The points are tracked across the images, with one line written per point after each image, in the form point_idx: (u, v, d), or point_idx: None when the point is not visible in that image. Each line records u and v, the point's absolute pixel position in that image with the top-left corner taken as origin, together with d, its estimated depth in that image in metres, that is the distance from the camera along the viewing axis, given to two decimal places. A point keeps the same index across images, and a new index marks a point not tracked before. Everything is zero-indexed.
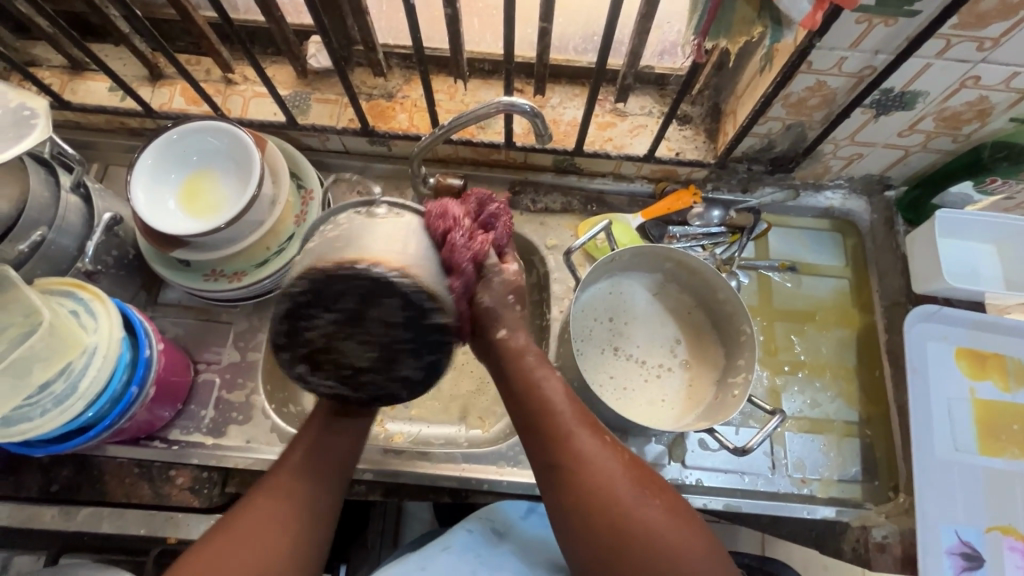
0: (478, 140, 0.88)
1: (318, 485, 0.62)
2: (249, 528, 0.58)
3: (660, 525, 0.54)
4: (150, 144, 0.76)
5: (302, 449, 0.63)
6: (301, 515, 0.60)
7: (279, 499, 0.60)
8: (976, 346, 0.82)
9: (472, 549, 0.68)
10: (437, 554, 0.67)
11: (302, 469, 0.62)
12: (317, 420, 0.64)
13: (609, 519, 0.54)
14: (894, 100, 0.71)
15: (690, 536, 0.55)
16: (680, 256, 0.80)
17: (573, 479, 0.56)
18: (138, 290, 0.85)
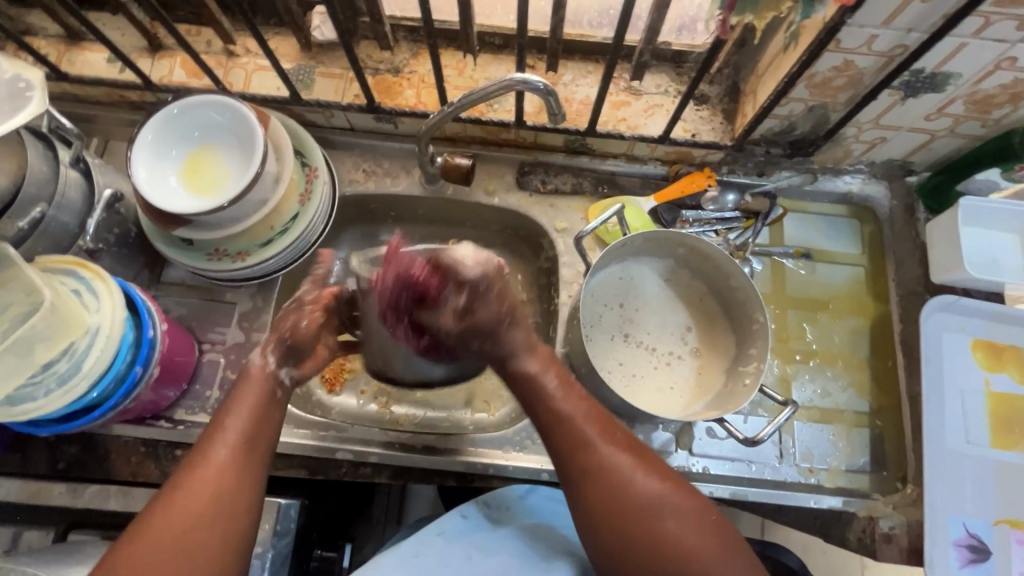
0: (487, 118, 0.85)
1: (252, 457, 0.60)
2: (185, 507, 0.55)
3: (676, 513, 0.57)
4: (149, 119, 0.74)
5: (237, 421, 0.61)
6: (240, 487, 0.58)
7: (215, 472, 0.57)
8: (993, 338, 0.81)
9: (467, 535, 0.65)
10: (433, 539, 0.64)
11: (237, 442, 0.59)
12: (248, 392, 0.63)
13: (627, 510, 0.57)
14: (924, 81, 0.68)
15: (701, 526, 0.57)
16: (693, 241, 0.78)
17: (590, 473, 0.59)
18: (142, 268, 0.84)
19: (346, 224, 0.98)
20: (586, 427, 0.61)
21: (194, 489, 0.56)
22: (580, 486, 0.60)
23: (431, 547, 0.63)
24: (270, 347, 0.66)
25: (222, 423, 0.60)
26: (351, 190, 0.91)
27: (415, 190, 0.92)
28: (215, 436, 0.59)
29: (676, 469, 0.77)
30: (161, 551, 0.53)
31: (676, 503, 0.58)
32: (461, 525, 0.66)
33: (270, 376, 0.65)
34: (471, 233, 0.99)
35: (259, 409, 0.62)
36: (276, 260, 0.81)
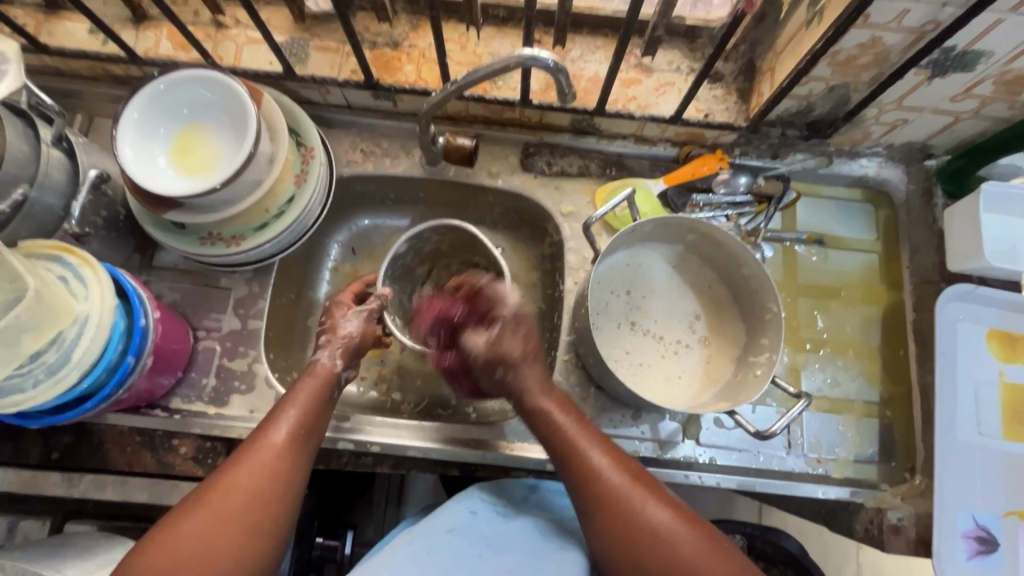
0: (491, 96, 0.81)
1: (304, 452, 0.61)
2: (235, 491, 0.56)
3: (691, 550, 0.55)
4: (135, 96, 0.70)
5: (297, 411, 0.62)
6: (288, 480, 0.59)
7: (269, 461, 0.58)
8: (1008, 328, 0.79)
9: (478, 530, 0.63)
10: (443, 535, 0.62)
11: (294, 432, 0.60)
12: (311, 383, 0.65)
13: (641, 544, 0.56)
14: (954, 60, 0.64)
15: (719, 561, 0.55)
16: (705, 227, 0.75)
17: (602, 506, 0.58)
18: (132, 253, 0.81)
19: (343, 206, 0.94)
20: (596, 459, 0.60)
21: (246, 475, 0.57)
22: (591, 519, 0.58)
23: (441, 544, 0.61)
24: (339, 351, 0.69)
25: (282, 410, 0.62)
26: (349, 171, 0.88)
27: (416, 172, 0.88)
28: (274, 424, 0.61)
29: (682, 459, 0.76)
30: (207, 535, 0.54)
31: (692, 540, 0.56)
32: (470, 520, 0.64)
33: (336, 372, 0.67)
34: (473, 216, 0.96)
35: (318, 402, 0.64)
36: (273, 244, 0.78)
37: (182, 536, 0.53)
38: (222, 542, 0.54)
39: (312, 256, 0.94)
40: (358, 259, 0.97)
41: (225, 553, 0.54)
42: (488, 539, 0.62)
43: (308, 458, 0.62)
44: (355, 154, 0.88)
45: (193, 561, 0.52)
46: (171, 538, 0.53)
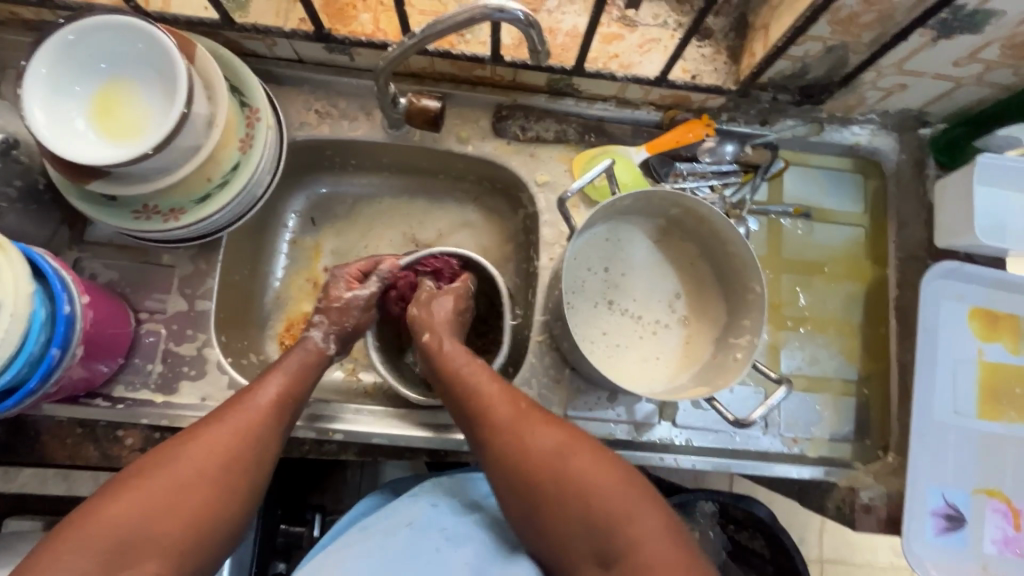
0: (459, 51, 0.73)
1: (282, 419, 0.59)
2: (200, 448, 0.53)
3: (624, 503, 0.53)
4: (41, 46, 0.60)
5: (277, 379, 0.61)
6: (259, 444, 0.56)
7: (240, 421, 0.56)
8: (991, 306, 0.77)
9: (436, 523, 0.61)
10: (399, 529, 0.60)
11: (272, 396, 0.59)
12: (295, 355, 0.65)
13: (573, 499, 0.54)
14: (963, 20, 0.59)
15: (641, 508, 0.53)
16: (688, 202, 0.70)
17: (508, 460, 0.58)
18: (59, 226, 0.72)
19: (300, 173, 0.86)
20: (529, 425, 0.59)
21: (214, 431, 0.54)
22: (510, 482, 0.57)
23: (397, 535, 0.59)
24: (331, 332, 0.69)
25: (263, 380, 0.60)
26: (302, 134, 0.80)
27: (377, 136, 0.81)
28: (250, 388, 0.59)
29: (658, 442, 0.74)
30: (161, 494, 0.50)
31: (627, 497, 0.54)
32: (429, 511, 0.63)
33: (326, 353, 0.67)
34: (443, 185, 0.90)
35: (302, 372, 0.63)
36: (218, 218, 0.71)
37: (136, 491, 0.49)
38: (183, 499, 0.50)
39: (267, 229, 0.86)
40: (319, 230, 0.90)
41: (185, 511, 0.50)
42: (446, 531, 0.60)
43: (286, 428, 0.59)
44: (309, 115, 0.79)
45: (147, 520, 0.48)
46: (120, 496, 0.49)
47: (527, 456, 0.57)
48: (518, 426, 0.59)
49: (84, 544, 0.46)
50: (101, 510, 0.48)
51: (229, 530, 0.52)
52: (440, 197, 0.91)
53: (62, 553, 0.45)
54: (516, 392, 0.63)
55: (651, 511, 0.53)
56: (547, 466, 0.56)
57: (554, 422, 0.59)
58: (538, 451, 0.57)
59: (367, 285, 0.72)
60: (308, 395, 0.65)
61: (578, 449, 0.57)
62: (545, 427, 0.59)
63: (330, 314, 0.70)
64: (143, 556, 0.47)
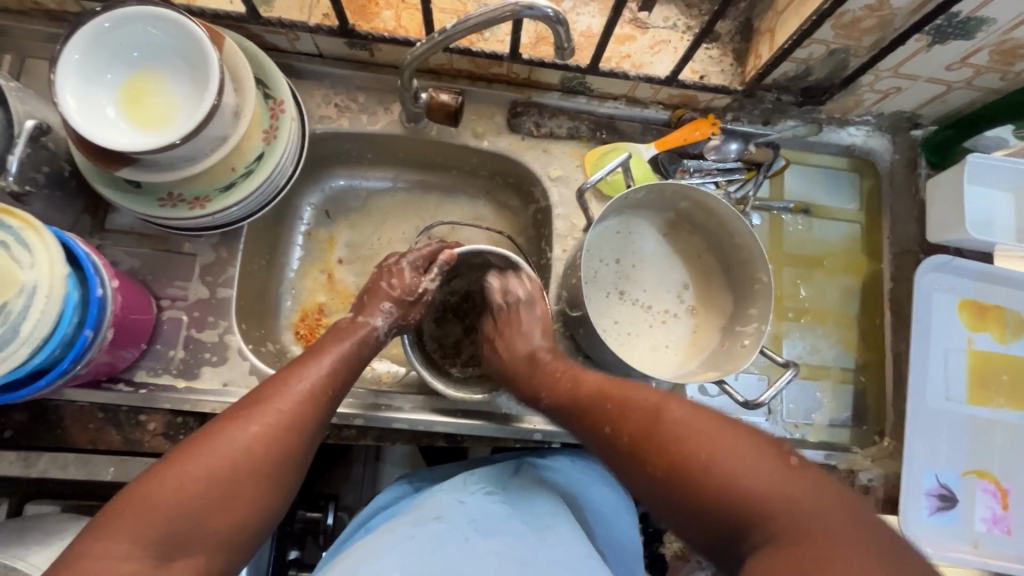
0: (478, 49, 0.75)
1: (328, 403, 0.60)
2: (251, 432, 0.53)
3: (763, 480, 0.45)
4: (75, 34, 0.61)
5: (323, 364, 0.62)
6: (308, 428, 0.57)
7: (291, 406, 0.56)
8: (979, 298, 0.81)
9: (466, 515, 0.63)
10: (428, 521, 0.62)
11: (322, 381, 0.60)
12: (344, 338, 0.66)
13: (697, 474, 0.47)
14: (957, 27, 0.63)
15: (786, 483, 0.45)
16: (699, 195, 0.73)
17: (627, 435, 0.54)
18: (81, 214, 0.73)
19: (316, 166, 0.88)
20: (631, 394, 0.57)
21: (267, 414, 0.55)
22: (631, 459, 0.53)
23: (425, 527, 0.61)
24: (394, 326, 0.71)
25: (310, 364, 0.61)
26: (321, 127, 0.81)
27: (395, 130, 0.83)
28: (299, 372, 0.59)
29: None
30: (207, 478, 0.49)
31: (765, 475, 0.45)
32: (455, 505, 0.65)
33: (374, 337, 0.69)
34: (456, 180, 0.92)
35: (348, 355, 0.64)
36: (240, 208, 0.72)
37: (185, 474, 0.49)
38: (233, 487, 0.51)
39: (283, 221, 0.88)
40: (334, 223, 0.91)
41: (239, 495, 0.51)
42: (475, 521, 0.62)
43: (331, 411, 0.61)
44: (328, 109, 0.81)
45: (197, 508, 0.48)
46: (168, 475, 0.49)
47: (636, 431, 0.53)
48: (619, 412, 0.56)
49: (135, 527, 0.46)
50: (151, 490, 0.48)
51: (275, 513, 0.54)
52: (452, 192, 0.93)
53: (115, 536, 0.45)
54: (619, 381, 0.61)
55: (804, 484, 0.44)
56: (652, 443, 0.51)
57: (659, 399, 0.54)
58: (644, 425, 0.53)
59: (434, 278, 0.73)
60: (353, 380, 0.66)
61: (683, 417, 0.51)
62: (645, 401, 0.55)
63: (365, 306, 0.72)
64: (190, 547, 0.48)
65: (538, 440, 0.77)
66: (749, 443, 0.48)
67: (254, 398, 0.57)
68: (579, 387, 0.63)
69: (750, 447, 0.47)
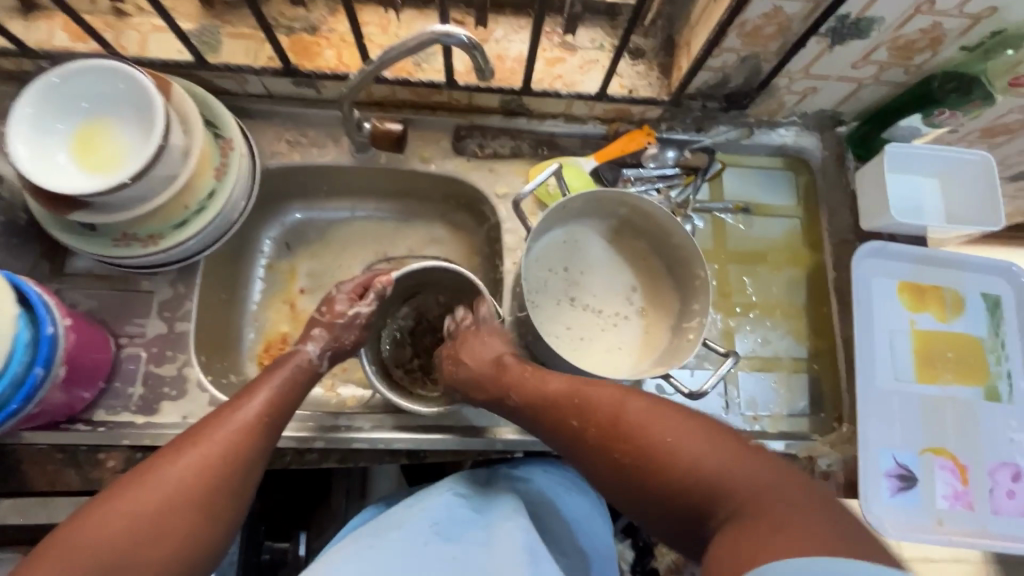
0: (416, 79, 0.80)
1: (267, 433, 0.61)
2: (182, 469, 0.54)
3: (715, 458, 0.52)
4: (25, 90, 0.65)
5: (263, 395, 0.63)
6: (246, 461, 0.58)
7: (226, 440, 0.57)
8: (917, 280, 0.84)
9: (429, 520, 0.64)
10: (391, 529, 0.62)
11: (262, 411, 0.61)
12: (281, 369, 0.67)
13: (656, 458, 0.54)
14: (851, 27, 0.68)
15: (734, 459, 0.52)
16: (634, 201, 0.77)
17: (584, 427, 0.60)
18: (38, 260, 0.75)
19: (273, 200, 0.91)
20: (587, 387, 0.62)
21: (202, 449, 0.56)
22: (600, 450, 0.58)
23: (388, 536, 0.61)
24: (327, 352, 0.71)
25: (250, 393, 0.63)
26: (274, 163, 0.85)
27: (345, 160, 0.86)
28: (238, 404, 0.61)
29: None
30: (134, 516, 0.51)
31: (731, 460, 0.52)
32: (423, 510, 0.65)
33: (315, 368, 0.69)
34: (411, 206, 0.95)
35: (285, 388, 0.65)
36: (194, 242, 0.75)
37: (119, 512, 0.51)
38: (167, 522, 0.52)
39: (243, 255, 0.90)
40: (294, 255, 0.94)
41: (169, 533, 0.52)
42: (437, 527, 0.63)
43: (270, 443, 0.61)
44: (279, 145, 0.85)
45: (130, 544, 0.50)
46: (98, 518, 0.50)
47: (604, 423, 0.58)
48: (588, 407, 0.60)
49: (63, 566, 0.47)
50: (80, 533, 0.49)
51: (217, 547, 0.55)
52: (408, 216, 0.96)
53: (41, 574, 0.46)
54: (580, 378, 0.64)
55: (736, 455, 0.53)
56: (622, 430, 0.57)
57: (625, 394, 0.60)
58: (607, 419, 0.58)
59: (366, 301, 0.74)
60: (299, 404, 0.68)
61: (649, 408, 0.58)
62: (611, 394, 0.60)
63: (330, 331, 0.72)
64: None
65: (501, 450, 0.78)
66: (705, 430, 0.55)
67: (195, 430, 0.59)
68: (547, 387, 0.64)
69: (719, 438, 0.54)
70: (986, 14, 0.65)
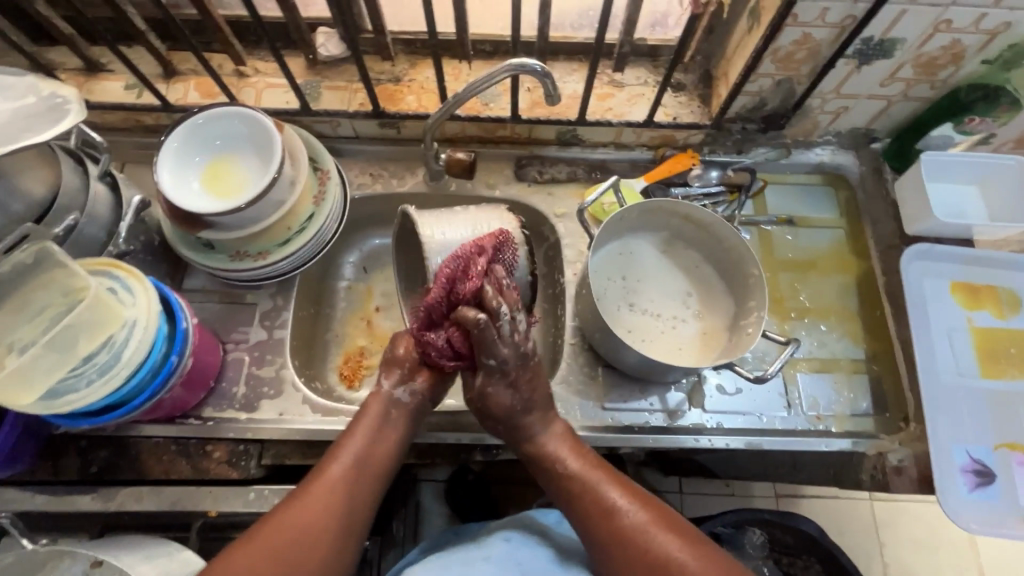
0: (484, 116, 0.92)
1: (367, 476, 0.66)
2: (307, 511, 0.61)
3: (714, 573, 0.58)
4: (175, 129, 0.79)
5: (359, 435, 0.68)
6: (351, 503, 0.63)
7: (331, 487, 0.63)
8: (970, 280, 0.88)
9: (512, 556, 0.71)
10: (478, 562, 0.70)
11: (360, 452, 0.67)
12: (369, 414, 0.70)
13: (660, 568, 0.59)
14: (875, 49, 0.76)
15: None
16: (686, 209, 0.84)
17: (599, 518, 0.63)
18: (163, 277, 0.87)
19: (355, 229, 1.03)
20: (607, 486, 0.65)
21: (299, 510, 0.61)
22: (606, 541, 0.62)
23: (475, 568, 0.69)
24: (399, 378, 0.73)
25: (348, 438, 0.68)
26: (360, 193, 0.97)
27: (420, 189, 0.97)
28: (338, 448, 0.67)
29: (692, 426, 0.82)
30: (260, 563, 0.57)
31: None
32: (505, 547, 0.72)
33: (393, 396, 0.72)
34: None
35: (379, 429, 0.69)
36: (296, 258, 0.85)
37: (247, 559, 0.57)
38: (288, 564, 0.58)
39: (328, 276, 1.00)
40: (371, 276, 1.04)
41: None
42: (521, 565, 0.70)
43: (370, 487, 0.66)
44: (364, 178, 0.97)
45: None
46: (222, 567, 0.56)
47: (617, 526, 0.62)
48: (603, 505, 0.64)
49: None
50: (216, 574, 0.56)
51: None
52: None
53: None
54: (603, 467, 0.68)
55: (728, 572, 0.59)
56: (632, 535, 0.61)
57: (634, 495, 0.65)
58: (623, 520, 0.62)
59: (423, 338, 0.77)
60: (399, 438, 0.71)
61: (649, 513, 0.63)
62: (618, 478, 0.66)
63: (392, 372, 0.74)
64: None
65: None
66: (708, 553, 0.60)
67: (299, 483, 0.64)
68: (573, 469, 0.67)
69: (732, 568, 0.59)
70: (1002, 29, 0.72)
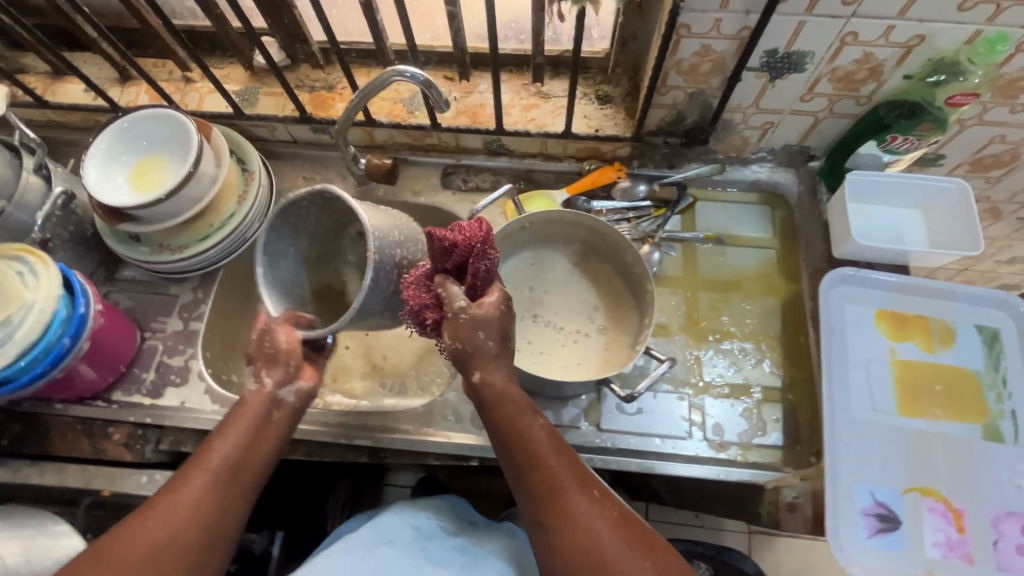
0: (408, 123, 0.94)
1: (238, 477, 0.63)
2: (174, 513, 0.58)
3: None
4: (105, 129, 0.85)
5: (233, 437, 0.65)
6: (218, 503, 0.60)
7: (201, 484, 0.60)
8: (899, 309, 0.82)
9: (419, 542, 0.69)
10: (381, 545, 0.68)
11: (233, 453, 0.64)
12: (248, 413, 0.67)
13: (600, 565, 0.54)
14: (782, 61, 0.73)
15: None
16: (590, 222, 0.82)
17: (548, 504, 0.56)
18: (97, 266, 0.93)
19: None
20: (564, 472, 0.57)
21: (176, 503, 0.58)
22: (548, 526, 0.56)
23: (377, 550, 0.67)
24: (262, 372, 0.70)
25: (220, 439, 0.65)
26: None
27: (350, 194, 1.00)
28: (212, 447, 0.64)
29: (586, 444, 0.79)
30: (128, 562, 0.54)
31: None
32: (410, 531, 0.71)
33: (269, 395, 0.69)
34: None
35: (255, 432, 0.66)
36: (215, 253, 0.89)
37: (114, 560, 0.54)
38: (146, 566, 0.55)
39: None
40: None
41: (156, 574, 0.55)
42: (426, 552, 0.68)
43: (243, 486, 0.63)
44: (299, 182, 1.01)
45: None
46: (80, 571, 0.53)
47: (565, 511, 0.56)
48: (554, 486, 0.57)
49: None
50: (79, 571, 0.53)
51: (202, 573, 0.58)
52: None
53: None
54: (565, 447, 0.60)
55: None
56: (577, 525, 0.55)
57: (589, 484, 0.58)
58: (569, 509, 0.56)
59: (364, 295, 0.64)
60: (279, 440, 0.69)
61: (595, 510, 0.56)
62: (572, 473, 0.58)
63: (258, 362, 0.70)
64: None
65: (457, 455, 0.81)
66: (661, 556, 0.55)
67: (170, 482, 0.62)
68: (533, 439, 0.59)
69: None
70: (915, 42, 0.68)
